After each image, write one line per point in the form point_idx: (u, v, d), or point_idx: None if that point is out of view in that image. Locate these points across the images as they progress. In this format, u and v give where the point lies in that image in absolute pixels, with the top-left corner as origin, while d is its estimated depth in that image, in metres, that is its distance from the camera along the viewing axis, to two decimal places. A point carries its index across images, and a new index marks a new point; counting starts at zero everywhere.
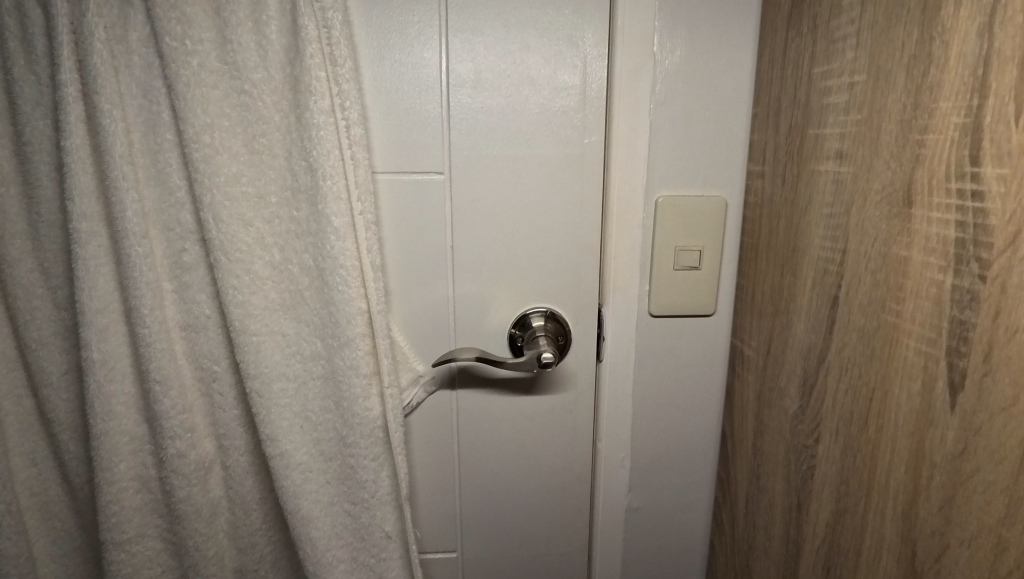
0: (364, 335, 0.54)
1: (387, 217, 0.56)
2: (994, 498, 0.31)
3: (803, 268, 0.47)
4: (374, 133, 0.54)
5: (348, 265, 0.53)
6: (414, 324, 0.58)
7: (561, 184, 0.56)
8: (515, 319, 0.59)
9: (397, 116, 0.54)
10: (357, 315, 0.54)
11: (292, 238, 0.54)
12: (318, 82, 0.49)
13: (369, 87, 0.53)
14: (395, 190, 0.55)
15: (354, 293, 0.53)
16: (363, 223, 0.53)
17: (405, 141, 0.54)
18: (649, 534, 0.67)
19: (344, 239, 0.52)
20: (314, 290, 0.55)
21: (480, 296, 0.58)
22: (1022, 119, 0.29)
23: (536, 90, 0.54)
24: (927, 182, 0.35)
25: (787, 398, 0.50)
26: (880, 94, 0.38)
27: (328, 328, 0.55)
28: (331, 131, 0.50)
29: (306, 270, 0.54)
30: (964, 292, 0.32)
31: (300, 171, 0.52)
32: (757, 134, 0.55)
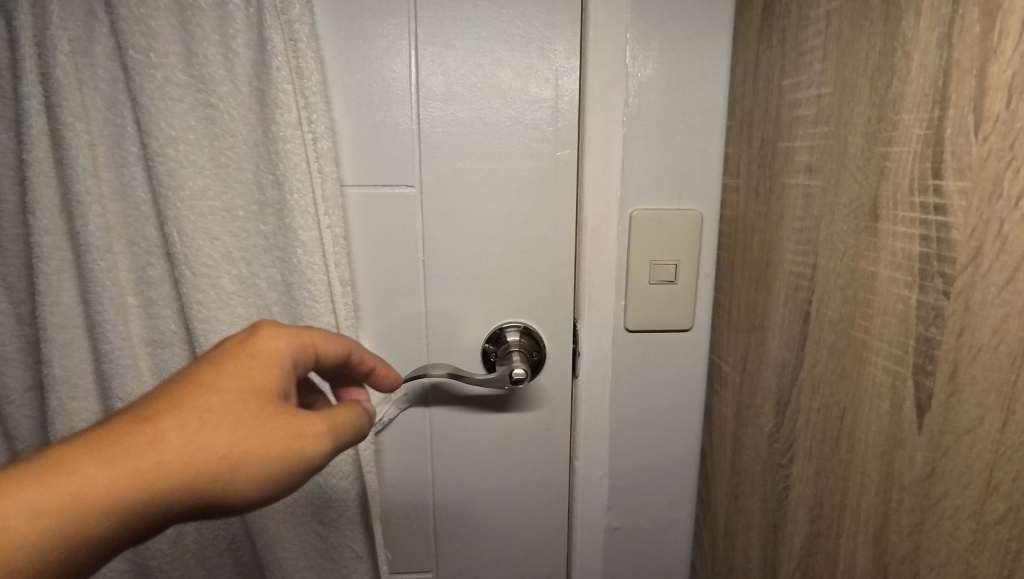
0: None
1: (357, 232, 0.55)
2: (962, 523, 0.29)
3: (776, 283, 0.47)
4: (343, 146, 0.53)
5: (317, 279, 0.52)
6: (386, 341, 0.57)
7: (534, 198, 0.55)
8: (489, 335, 0.58)
9: (366, 129, 0.53)
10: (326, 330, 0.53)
11: (260, 252, 0.53)
12: (285, 95, 0.49)
13: (338, 100, 0.53)
14: (365, 204, 0.54)
15: (322, 308, 0.53)
16: (332, 237, 0.52)
17: (375, 155, 0.54)
18: (630, 555, 0.66)
19: (311, 253, 0.52)
20: (282, 305, 0.54)
21: (454, 312, 0.57)
22: (981, 131, 0.28)
23: (508, 103, 0.53)
24: (892, 195, 0.34)
25: (763, 416, 0.49)
26: (846, 107, 0.38)
27: None
28: (298, 144, 0.50)
29: (273, 284, 0.54)
30: (929, 309, 0.31)
31: (268, 184, 0.52)
32: (732, 148, 0.54)
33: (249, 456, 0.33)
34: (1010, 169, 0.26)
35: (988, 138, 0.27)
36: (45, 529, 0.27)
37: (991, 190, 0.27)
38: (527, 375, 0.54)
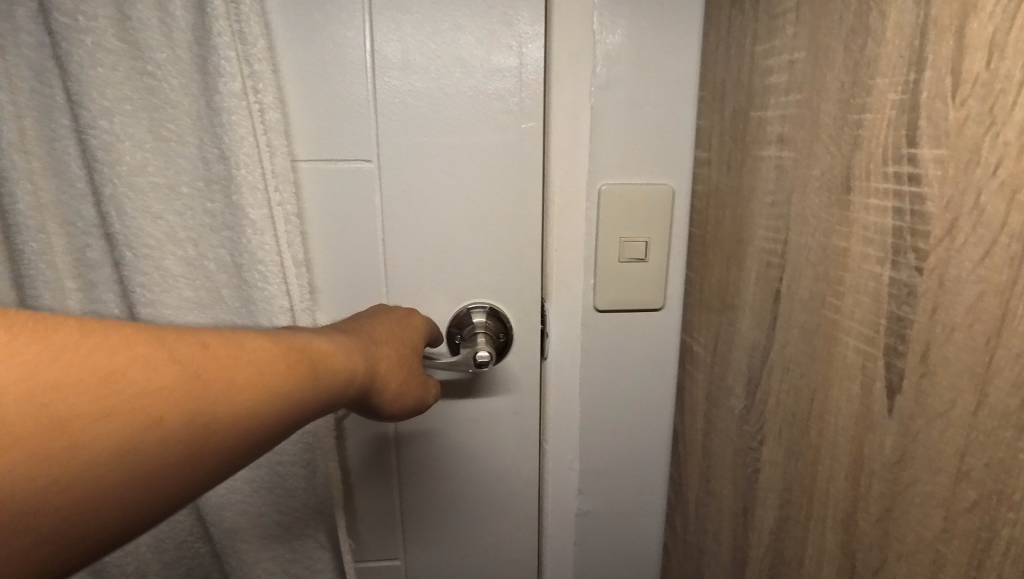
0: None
1: (311, 209, 0.52)
2: (931, 511, 0.28)
3: (748, 261, 0.45)
4: (294, 118, 0.50)
5: (268, 260, 0.49)
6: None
7: (500, 174, 0.52)
8: (453, 315, 0.55)
9: (318, 100, 0.50)
10: (280, 313, 0.50)
11: (208, 232, 0.50)
12: (228, 62, 0.45)
13: (287, 69, 0.49)
14: (320, 180, 0.52)
15: (275, 291, 0.50)
16: (283, 215, 0.49)
17: (328, 127, 0.50)
18: (602, 538, 0.65)
19: (262, 233, 0.49)
20: (233, 288, 0.51)
21: (416, 295, 0.55)
22: (959, 95, 0.26)
23: (469, 73, 0.50)
24: (865, 165, 0.32)
25: (734, 397, 0.48)
26: (820, 73, 0.36)
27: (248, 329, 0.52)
28: (244, 116, 0.46)
29: (223, 266, 0.51)
30: (901, 286, 0.30)
31: (213, 159, 0.48)
32: (704, 120, 0.52)
33: (401, 384, 0.42)
34: (989, 135, 0.24)
35: (966, 101, 0.25)
36: (321, 375, 0.34)
37: (968, 158, 0.25)
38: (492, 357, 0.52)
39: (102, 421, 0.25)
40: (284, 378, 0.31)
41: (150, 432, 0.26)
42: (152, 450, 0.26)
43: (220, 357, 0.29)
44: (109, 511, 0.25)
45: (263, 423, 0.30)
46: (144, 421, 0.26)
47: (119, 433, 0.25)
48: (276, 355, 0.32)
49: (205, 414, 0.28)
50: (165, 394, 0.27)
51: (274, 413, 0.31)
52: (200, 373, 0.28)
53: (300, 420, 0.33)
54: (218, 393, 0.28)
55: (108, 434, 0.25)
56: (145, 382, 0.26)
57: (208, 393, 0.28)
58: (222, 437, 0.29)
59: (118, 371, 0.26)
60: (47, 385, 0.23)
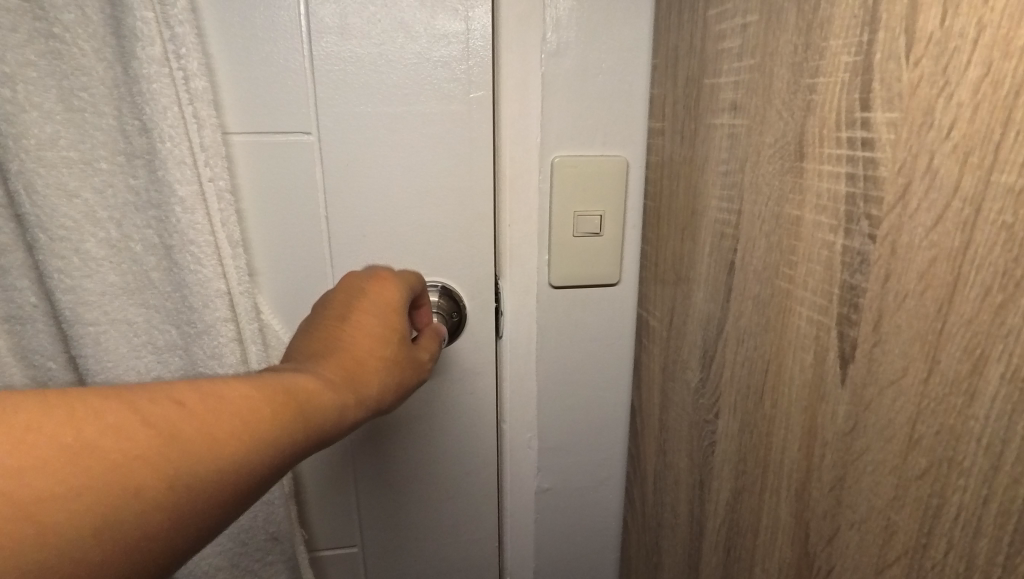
0: (226, 319, 0.48)
1: (247, 185, 0.49)
2: (883, 480, 0.28)
3: (702, 232, 0.44)
4: (222, 87, 0.46)
5: (201, 240, 0.46)
6: (290, 308, 0.52)
7: (448, 146, 0.50)
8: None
9: (250, 67, 0.46)
10: (216, 297, 0.47)
11: (132, 210, 0.46)
12: (145, 24, 0.41)
13: (213, 33, 0.45)
14: (255, 154, 0.48)
15: (209, 273, 0.46)
16: (215, 191, 0.46)
17: (261, 97, 0.47)
18: (562, 514, 0.64)
19: (192, 211, 0.45)
20: (163, 271, 0.47)
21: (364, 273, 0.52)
22: (914, 55, 0.25)
23: (412, 37, 0.47)
24: (818, 131, 0.31)
25: (689, 370, 0.47)
26: (773, 35, 0.34)
27: (182, 315, 0.48)
28: (167, 84, 0.42)
29: (151, 248, 0.47)
30: (854, 254, 0.29)
31: (133, 132, 0.44)
32: (657, 89, 0.50)
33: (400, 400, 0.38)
34: (943, 96, 0.23)
35: (919, 62, 0.25)
36: (304, 413, 0.30)
37: (922, 120, 0.25)
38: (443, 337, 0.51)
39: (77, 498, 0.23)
40: (267, 424, 0.28)
41: (129, 501, 0.24)
42: (135, 519, 0.24)
43: (197, 411, 0.27)
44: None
45: (255, 470, 0.28)
46: (119, 492, 0.24)
47: (95, 508, 0.23)
48: (255, 400, 0.28)
49: (189, 475, 0.26)
50: (142, 461, 0.24)
51: (263, 459, 0.28)
52: (180, 433, 0.26)
53: (292, 461, 0.30)
54: (200, 451, 0.26)
55: (92, 513, 0.23)
56: (121, 452, 0.24)
57: (190, 452, 0.26)
58: (212, 492, 0.26)
59: (91, 443, 0.24)
60: (16, 467, 0.22)
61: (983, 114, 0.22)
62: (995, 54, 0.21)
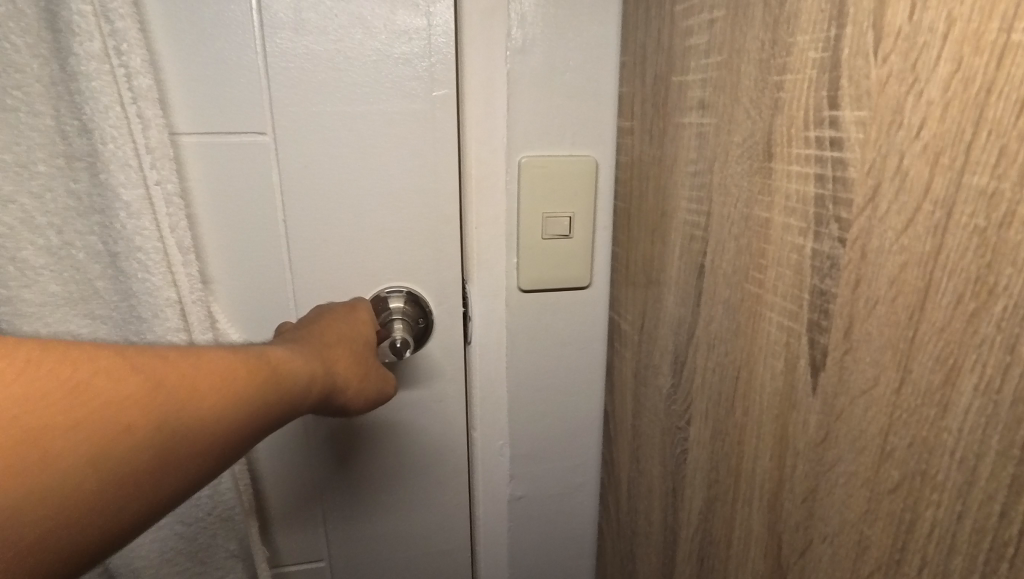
0: (177, 329, 0.46)
1: (197, 187, 0.46)
2: (855, 492, 0.27)
3: (672, 234, 0.43)
4: (170, 84, 0.44)
5: (148, 247, 0.43)
6: (249, 316, 0.50)
7: (411, 146, 0.48)
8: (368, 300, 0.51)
9: (199, 65, 0.44)
10: (167, 307, 0.45)
11: (74, 216, 0.42)
12: (82, 18, 0.38)
13: (158, 29, 0.43)
14: (205, 155, 0.46)
15: (159, 281, 0.44)
16: (163, 196, 0.43)
17: (211, 95, 0.44)
18: (535, 521, 0.63)
19: (138, 216, 0.43)
20: (108, 280, 0.44)
21: (325, 279, 0.50)
22: (881, 51, 0.24)
23: (371, 34, 0.45)
24: (786, 130, 0.30)
25: (661, 375, 0.46)
26: (739, 31, 0.33)
27: (132, 325, 0.46)
28: (108, 82, 0.39)
29: (95, 255, 0.44)
30: (824, 259, 0.28)
31: (73, 133, 0.41)
32: (626, 87, 0.49)
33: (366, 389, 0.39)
34: (912, 94, 0.22)
35: (888, 58, 0.23)
36: (279, 381, 0.30)
37: (890, 119, 0.23)
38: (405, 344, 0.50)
39: (75, 462, 0.22)
40: (246, 382, 0.28)
41: (125, 441, 0.24)
42: (124, 463, 0.24)
43: (189, 374, 0.26)
44: (92, 523, 0.23)
45: (235, 427, 0.27)
46: (113, 433, 0.23)
47: (94, 444, 0.23)
48: (231, 359, 0.28)
49: (175, 423, 0.25)
50: (132, 406, 0.24)
51: (247, 416, 0.28)
52: (167, 382, 0.25)
53: (268, 426, 0.30)
54: (187, 400, 0.26)
55: (88, 450, 0.23)
56: (121, 414, 0.24)
57: (176, 401, 0.25)
58: (199, 441, 0.26)
59: (84, 385, 0.23)
60: (24, 395, 0.22)
61: (954, 112, 0.21)
62: (965, 50, 0.20)
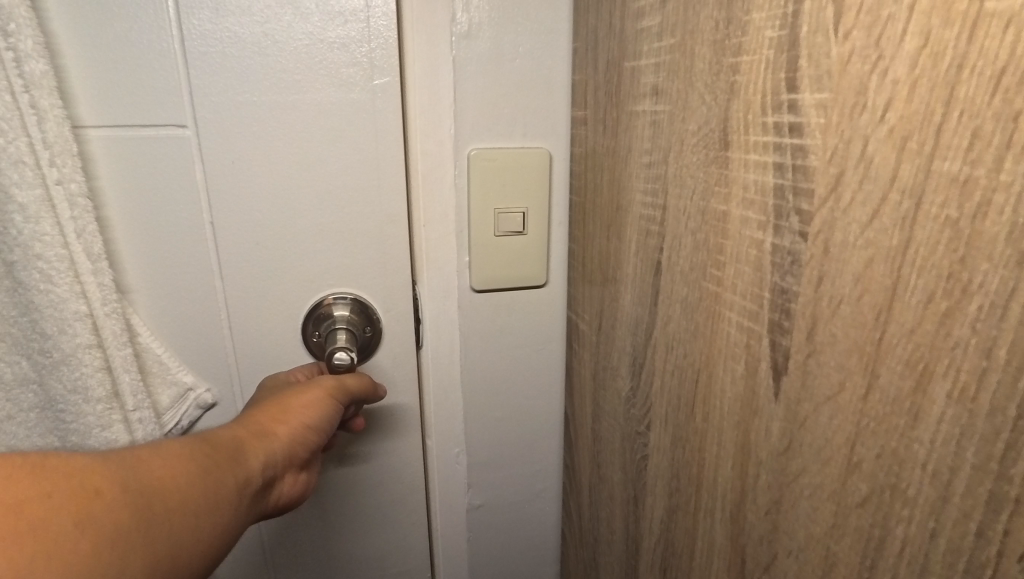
0: (91, 345, 0.39)
1: (108, 186, 0.42)
2: (821, 505, 0.25)
3: (628, 230, 0.41)
4: (71, 71, 0.40)
5: (51, 256, 0.37)
6: (174, 329, 0.46)
7: (351, 140, 0.44)
8: (309, 307, 0.47)
9: (104, 49, 0.40)
10: (76, 320, 0.39)
11: None
12: None
13: (54, 9, 0.38)
14: (117, 150, 0.41)
15: (66, 291, 0.38)
16: (66, 197, 0.38)
17: (122, 84, 0.40)
18: (495, 531, 0.60)
19: (37, 220, 0.37)
20: (2, 291, 0.37)
21: (259, 283, 0.46)
22: (843, 25, 0.22)
23: (303, 15, 0.42)
24: (742, 116, 0.28)
25: (619, 378, 0.44)
26: (691, 11, 0.31)
27: (35, 342, 0.39)
28: None
29: None
30: (785, 254, 0.26)
31: None
32: (579, 74, 0.47)
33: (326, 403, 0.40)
34: (876, 72, 0.20)
35: (850, 33, 0.21)
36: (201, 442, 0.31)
37: (853, 101, 0.21)
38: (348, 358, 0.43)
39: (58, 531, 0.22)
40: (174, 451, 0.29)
41: (98, 508, 0.23)
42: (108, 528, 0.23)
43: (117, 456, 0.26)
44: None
45: (189, 482, 0.28)
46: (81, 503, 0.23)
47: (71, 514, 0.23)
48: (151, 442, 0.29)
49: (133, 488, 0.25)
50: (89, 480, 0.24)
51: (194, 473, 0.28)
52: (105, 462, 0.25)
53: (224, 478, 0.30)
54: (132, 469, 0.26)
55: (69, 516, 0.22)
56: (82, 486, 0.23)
57: (125, 471, 0.25)
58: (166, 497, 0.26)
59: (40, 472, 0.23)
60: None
61: (922, 90, 0.19)
62: (934, 21, 0.18)
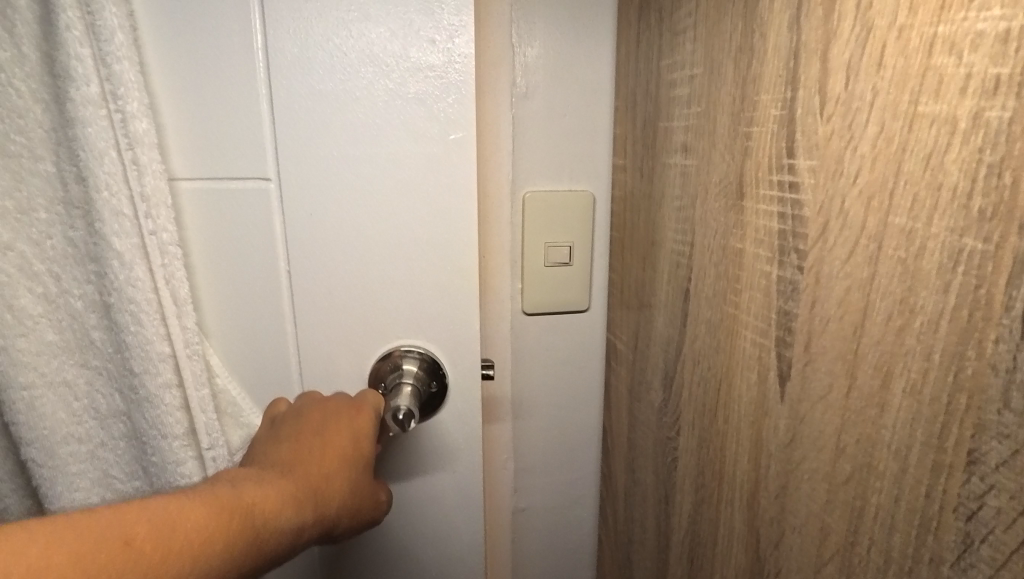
0: (170, 386, 0.39)
1: (195, 236, 0.44)
2: (817, 486, 0.31)
3: (661, 261, 0.47)
4: (170, 128, 0.42)
5: (140, 298, 0.37)
6: (247, 369, 0.47)
7: (424, 194, 0.45)
8: (381, 355, 0.47)
9: (202, 108, 0.42)
10: (162, 363, 0.38)
11: (72, 262, 0.37)
12: (79, 61, 0.33)
13: (160, 74, 0.41)
14: (205, 203, 0.44)
15: (153, 336, 0.37)
16: (159, 246, 0.37)
17: (214, 140, 0.43)
18: (537, 532, 0.66)
19: (132, 267, 0.36)
20: (103, 330, 0.38)
21: (330, 330, 0.47)
22: (826, 110, 0.29)
23: (385, 72, 0.42)
24: (754, 173, 0.35)
25: (653, 391, 0.50)
26: (714, 87, 0.39)
27: (125, 380, 0.39)
28: (106, 125, 0.34)
29: (93, 305, 0.38)
30: (787, 283, 0.32)
31: (72, 179, 0.36)
32: (619, 128, 0.55)
33: (357, 497, 0.39)
34: (848, 148, 0.27)
35: (831, 118, 0.28)
36: (254, 528, 0.31)
37: (834, 167, 0.28)
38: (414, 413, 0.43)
39: None
40: (215, 551, 0.28)
41: None
42: None
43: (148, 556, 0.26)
44: None
45: None
46: None
47: None
48: (201, 527, 0.28)
49: None
50: None
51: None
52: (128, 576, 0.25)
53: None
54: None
55: None
56: None
57: None
58: None
59: None
60: None
61: (880, 164, 0.26)
62: (886, 115, 0.25)
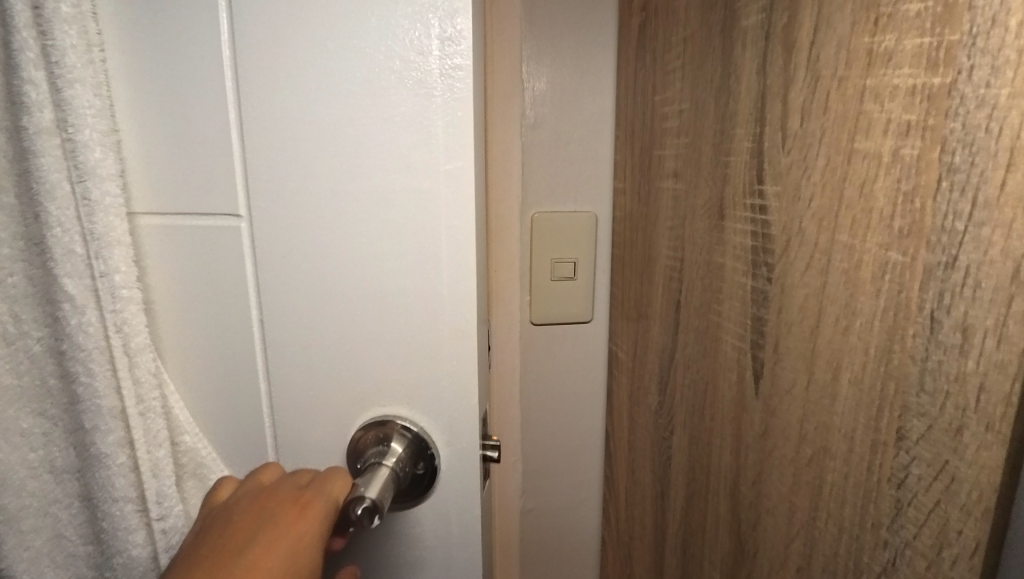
0: (122, 446, 0.33)
1: (163, 281, 0.37)
2: (786, 469, 0.35)
3: (656, 276, 0.52)
4: (133, 149, 0.35)
5: (90, 346, 0.32)
6: (218, 433, 0.39)
7: (415, 232, 0.35)
8: (365, 424, 0.37)
9: (169, 127, 0.35)
10: (114, 424, 0.33)
11: (30, 298, 0.32)
12: (35, 91, 0.30)
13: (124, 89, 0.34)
14: (174, 240, 0.36)
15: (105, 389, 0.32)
16: (112, 289, 0.33)
17: (184, 168, 0.35)
18: (544, 532, 0.70)
19: (83, 312, 0.32)
20: (61, 380, 0.33)
21: (305, 397, 0.37)
22: (787, 144, 0.34)
23: (370, 88, 0.33)
24: (732, 197, 0.40)
25: (651, 395, 0.55)
26: (700, 121, 0.44)
27: (79, 440, 0.33)
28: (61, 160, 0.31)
29: (51, 350, 0.33)
30: (759, 293, 0.37)
31: (32, 213, 0.31)
32: (619, 155, 0.60)
33: None
34: (803, 177, 0.32)
35: (790, 150, 0.33)
36: None
37: (793, 193, 0.33)
38: (382, 505, 0.32)
39: None
40: None
41: None
42: None
43: None
44: None
45: None
46: None
47: None
48: None
49: None
50: None
51: None
52: None
53: None
54: None
55: None
56: None
57: None
58: None
59: None
60: None
61: (828, 191, 0.30)
62: (831, 150, 0.30)
